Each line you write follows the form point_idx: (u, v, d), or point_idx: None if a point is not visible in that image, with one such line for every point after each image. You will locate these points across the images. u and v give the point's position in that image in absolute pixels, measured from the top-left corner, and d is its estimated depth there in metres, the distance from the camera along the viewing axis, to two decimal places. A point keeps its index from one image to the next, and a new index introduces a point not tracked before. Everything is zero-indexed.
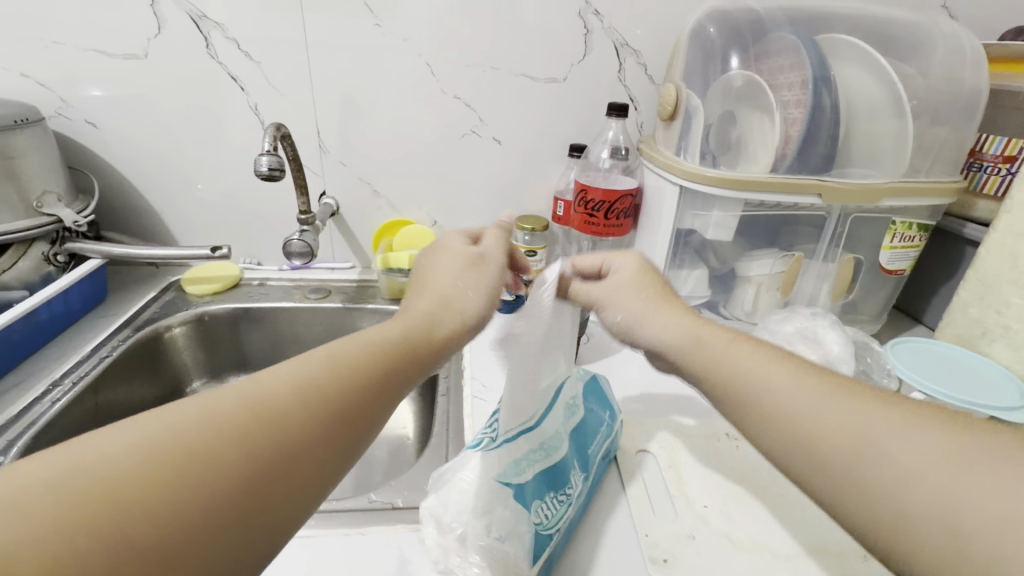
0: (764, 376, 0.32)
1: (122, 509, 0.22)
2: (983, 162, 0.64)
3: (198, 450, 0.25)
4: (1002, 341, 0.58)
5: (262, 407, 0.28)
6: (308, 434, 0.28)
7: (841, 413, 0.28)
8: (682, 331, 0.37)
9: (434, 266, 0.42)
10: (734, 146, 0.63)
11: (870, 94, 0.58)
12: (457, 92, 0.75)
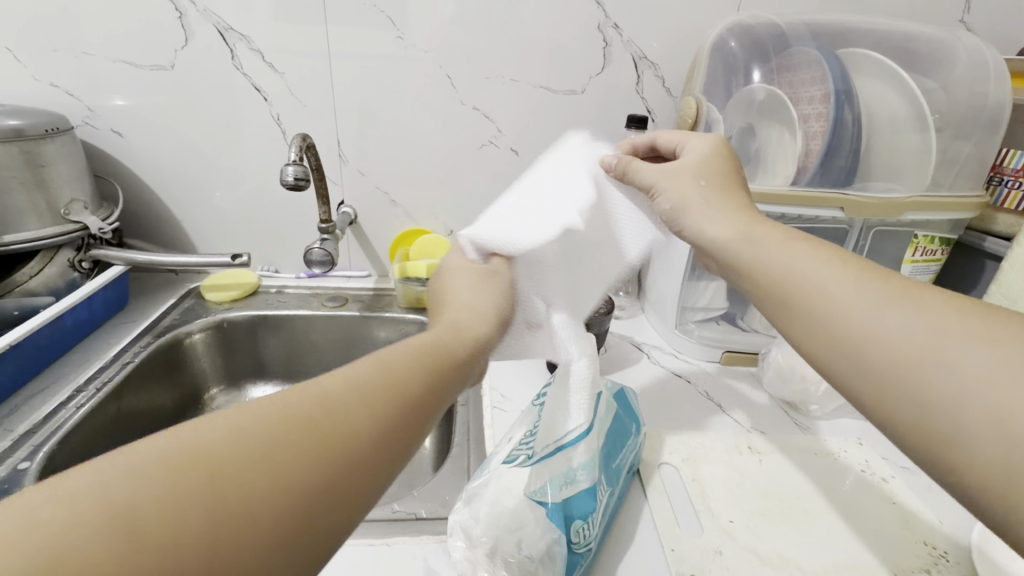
0: (827, 284, 0.31)
1: (186, 511, 0.20)
2: (1004, 176, 0.63)
3: (268, 442, 0.22)
4: None
5: (328, 401, 0.25)
6: (377, 423, 0.26)
7: (907, 324, 0.28)
8: (741, 233, 0.38)
9: (447, 285, 0.40)
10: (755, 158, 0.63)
11: (893, 108, 0.58)
12: (476, 104, 0.76)
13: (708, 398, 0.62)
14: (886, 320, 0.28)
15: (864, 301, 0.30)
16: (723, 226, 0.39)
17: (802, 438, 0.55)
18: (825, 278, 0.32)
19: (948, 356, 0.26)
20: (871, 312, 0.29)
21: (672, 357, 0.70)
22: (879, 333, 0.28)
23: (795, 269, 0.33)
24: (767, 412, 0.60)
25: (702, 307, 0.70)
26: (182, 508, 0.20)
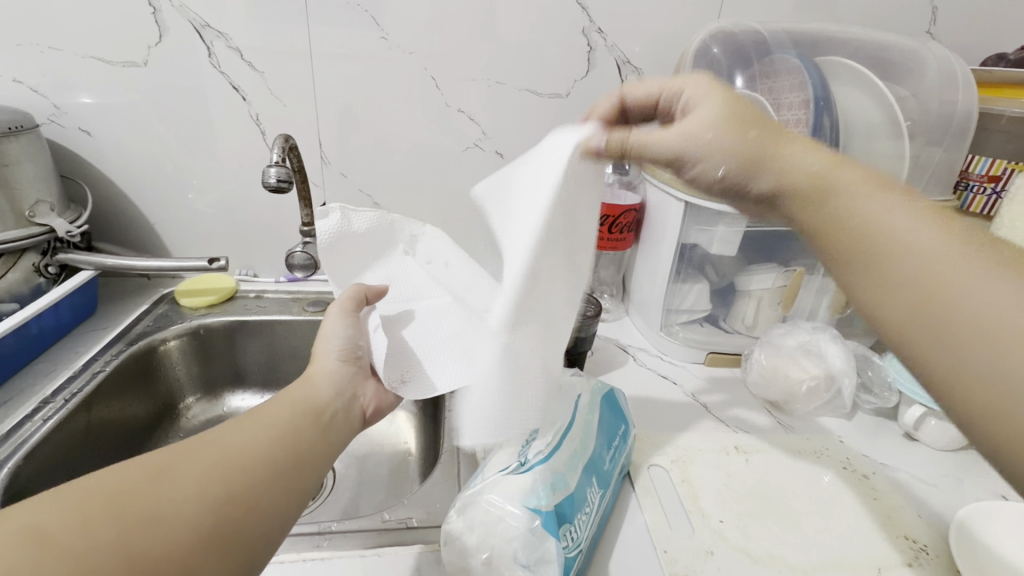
0: (885, 216, 0.32)
1: (92, 523, 0.26)
2: (970, 182, 0.66)
3: (169, 471, 0.29)
4: None
5: (224, 440, 0.32)
6: (263, 457, 0.33)
7: (970, 269, 0.29)
8: (804, 162, 0.36)
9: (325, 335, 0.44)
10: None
11: (869, 115, 0.60)
12: (461, 106, 0.75)
13: (695, 399, 0.63)
14: (947, 273, 0.29)
15: (928, 239, 0.31)
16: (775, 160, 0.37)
17: (789, 437, 0.57)
18: (897, 228, 0.32)
19: (999, 312, 0.27)
20: (924, 255, 0.30)
21: (658, 360, 0.71)
22: (942, 279, 0.29)
23: (858, 209, 0.33)
24: (752, 413, 0.61)
25: (684, 309, 0.71)
26: (84, 525, 0.26)
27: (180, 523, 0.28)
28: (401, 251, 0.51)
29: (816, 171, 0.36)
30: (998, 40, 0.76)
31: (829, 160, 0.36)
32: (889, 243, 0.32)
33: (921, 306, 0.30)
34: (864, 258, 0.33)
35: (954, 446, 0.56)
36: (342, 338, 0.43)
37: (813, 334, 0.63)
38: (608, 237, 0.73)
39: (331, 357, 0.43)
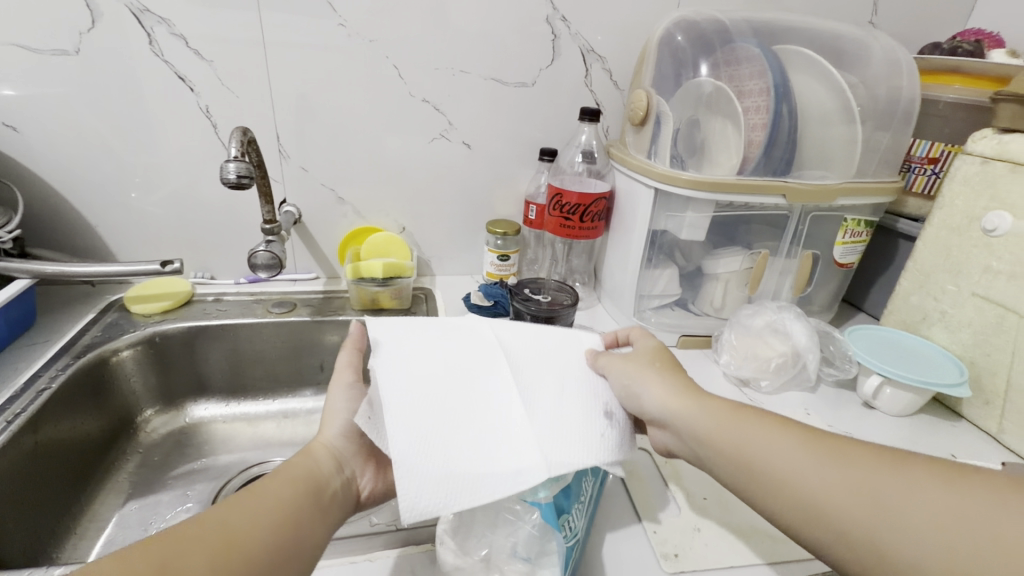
0: (772, 458, 0.34)
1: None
2: (913, 164, 0.71)
3: (167, 563, 0.28)
4: (940, 324, 0.63)
5: (224, 525, 0.30)
6: (265, 545, 0.31)
7: (841, 476, 0.32)
8: (695, 405, 0.38)
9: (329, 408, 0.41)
10: (707, 149, 0.65)
11: (823, 102, 0.62)
12: (425, 95, 0.73)
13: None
14: (793, 465, 0.34)
15: (812, 475, 0.33)
16: (677, 412, 0.39)
17: None
18: (763, 441, 0.35)
19: (837, 493, 0.32)
20: (812, 496, 0.32)
21: None
22: (799, 484, 0.33)
23: (740, 433, 0.36)
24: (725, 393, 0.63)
25: (656, 294, 0.73)
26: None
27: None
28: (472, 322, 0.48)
29: (722, 427, 0.37)
30: (934, 29, 0.81)
31: (720, 411, 0.38)
32: (776, 476, 0.34)
33: (845, 534, 0.31)
34: (735, 457, 0.36)
35: (907, 410, 0.60)
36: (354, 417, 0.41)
37: (778, 312, 0.65)
38: (580, 226, 0.73)
39: (340, 433, 0.40)
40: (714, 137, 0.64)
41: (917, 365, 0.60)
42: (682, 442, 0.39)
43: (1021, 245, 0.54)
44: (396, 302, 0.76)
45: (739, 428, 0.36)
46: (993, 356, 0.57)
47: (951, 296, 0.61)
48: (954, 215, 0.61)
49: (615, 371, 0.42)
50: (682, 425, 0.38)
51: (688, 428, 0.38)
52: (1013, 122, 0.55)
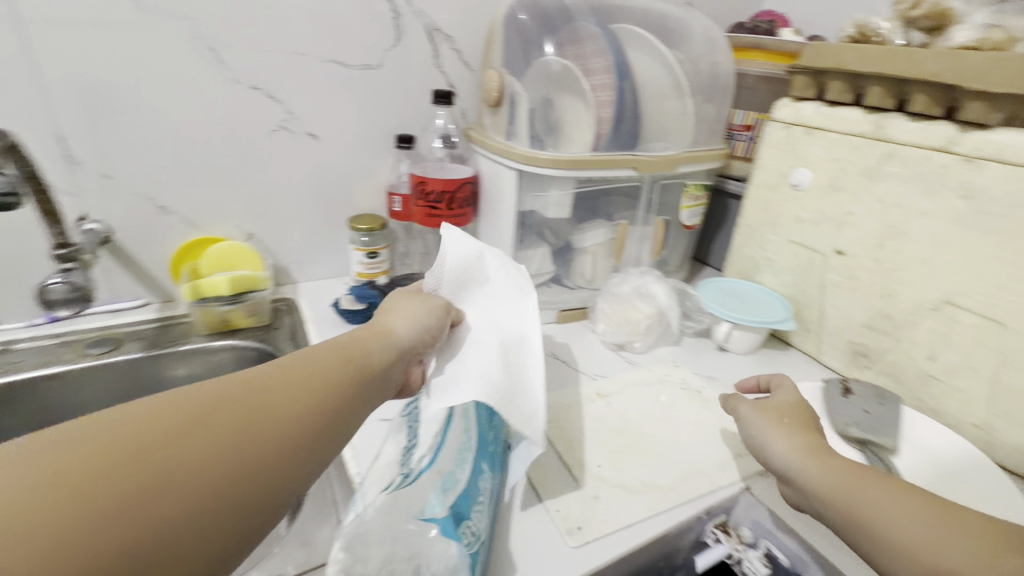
0: (888, 515, 0.33)
1: (95, 481, 0.22)
2: (734, 131, 0.80)
3: (184, 424, 0.25)
4: (768, 270, 0.73)
5: (248, 396, 0.28)
6: (292, 423, 0.28)
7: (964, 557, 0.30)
8: (816, 461, 0.39)
9: (393, 309, 0.42)
10: (563, 127, 0.66)
11: (658, 78, 0.67)
12: (254, 82, 0.64)
13: (557, 359, 0.66)
14: (913, 534, 0.32)
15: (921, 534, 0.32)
16: (793, 457, 0.40)
17: (637, 376, 0.63)
18: (883, 503, 0.34)
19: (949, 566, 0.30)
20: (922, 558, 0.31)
21: None
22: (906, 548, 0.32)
23: (860, 489, 0.36)
24: (605, 360, 0.67)
25: (532, 273, 0.74)
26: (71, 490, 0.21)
27: (195, 493, 0.23)
28: (524, 294, 0.50)
29: (837, 475, 0.37)
30: (737, 10, 0.91)
31: (841, 469, 0.38)
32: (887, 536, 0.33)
33: None
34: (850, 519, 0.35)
35: (751, 348, 0.69)
36: (422, 317, 0.42)
37: (641, 278, 0.70)
38: (448, 214, 0.70)
39: (408, 326, 0.40)
40: (567, 116, 0.66)
41: (754, 307, 0.69)
42: (801, 493, 0.39)
43: (820, 196, 0.64)
44: (252, 319, 0.67)
45: (852, 484, 0.36)
46: (809, 292, 0.68)
47: (773, 244, 0.71)
48: (770, 174, 0.70)
49: (756, 416, 0.45)
50: (797, 471, 0.40)
51: (805, 473, 0.39)
52: (804, 91, 0.65)
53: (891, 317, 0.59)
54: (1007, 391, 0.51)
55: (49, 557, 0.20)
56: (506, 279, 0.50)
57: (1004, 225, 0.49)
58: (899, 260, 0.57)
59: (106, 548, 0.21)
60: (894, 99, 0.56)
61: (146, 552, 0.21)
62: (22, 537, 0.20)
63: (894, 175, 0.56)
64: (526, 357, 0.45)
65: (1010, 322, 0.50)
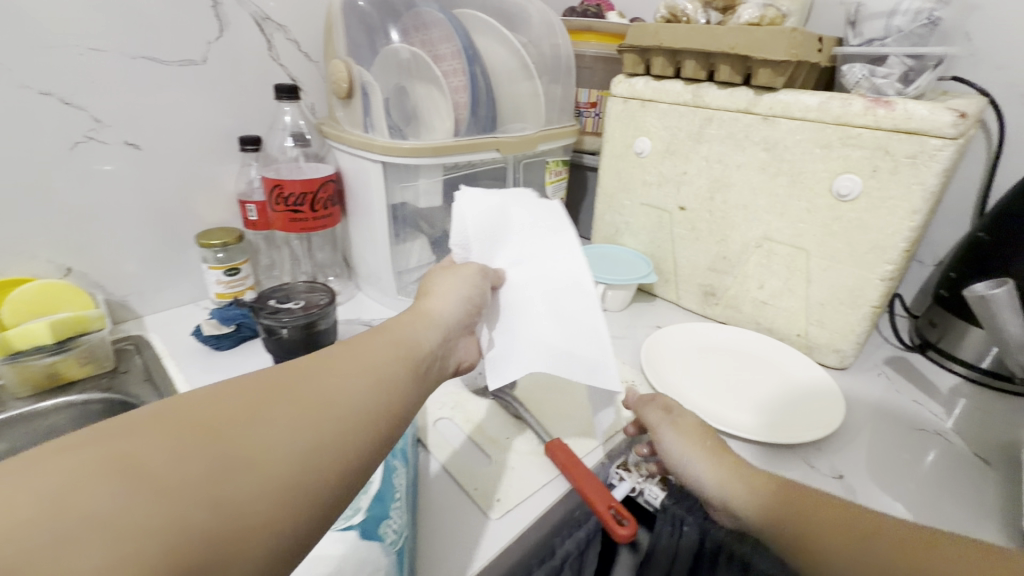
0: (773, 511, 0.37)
1: (179, 458, 0.23)
2: (581, 109, 0.88)
3: (257, 408, 0.27)
4: (628, 232, 0.80)
5: (317, 378, 0.30)
6: (355, 401, 0.31)
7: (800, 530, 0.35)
8: (750, 490, 0.38)
9: (439, 287, 0.46)
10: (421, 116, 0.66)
11: (507, 62, 0.70)
12: (41, 86, 0.53)
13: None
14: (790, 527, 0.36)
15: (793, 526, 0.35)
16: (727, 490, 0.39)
17: None
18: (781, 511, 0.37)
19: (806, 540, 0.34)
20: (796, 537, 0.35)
21: None
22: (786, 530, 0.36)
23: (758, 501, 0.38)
24: None
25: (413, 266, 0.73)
26: (160, 464, 0.22)
27: (282, 472, 0.25)
28: (565, 236, 0.48)
29: (770, 501, 0.37)
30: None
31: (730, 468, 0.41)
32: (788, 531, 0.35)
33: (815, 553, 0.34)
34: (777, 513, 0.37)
35: (624, 304, 0.76)
36: (465, 288, 0.46)
37: None
38: (314, 216, 0.66)
39: (450, 302, 0.44)
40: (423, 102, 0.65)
41: (621, 267, 0.76)
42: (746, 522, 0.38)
43: (659, 161, 0.72)
44: (89, 368, 0.57)
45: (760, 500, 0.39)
46: (663, 246, 0.76)
47: (629, 209, 0.79)
48: (617, 146, 0.77)
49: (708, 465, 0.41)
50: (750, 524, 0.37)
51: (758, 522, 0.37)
52: (634, 68, 0.72)
53: (728, 258, 0.69)
54: (816, 303, 0.63)
55: (159, 526, 0.20)
56: (535, 224, 0.49)
57: (796, 170, 0.60)
58: (727, 209, 0.67)
59: (205, 520, 0.22)
60: (705, 71, 0.64)
61: (243, 524, 0.23)
62: (123, 502, 0.20)
63: (714, 137, 0.66)
64: (549, 302, 0.46)
65: (810, 248, 0.61)
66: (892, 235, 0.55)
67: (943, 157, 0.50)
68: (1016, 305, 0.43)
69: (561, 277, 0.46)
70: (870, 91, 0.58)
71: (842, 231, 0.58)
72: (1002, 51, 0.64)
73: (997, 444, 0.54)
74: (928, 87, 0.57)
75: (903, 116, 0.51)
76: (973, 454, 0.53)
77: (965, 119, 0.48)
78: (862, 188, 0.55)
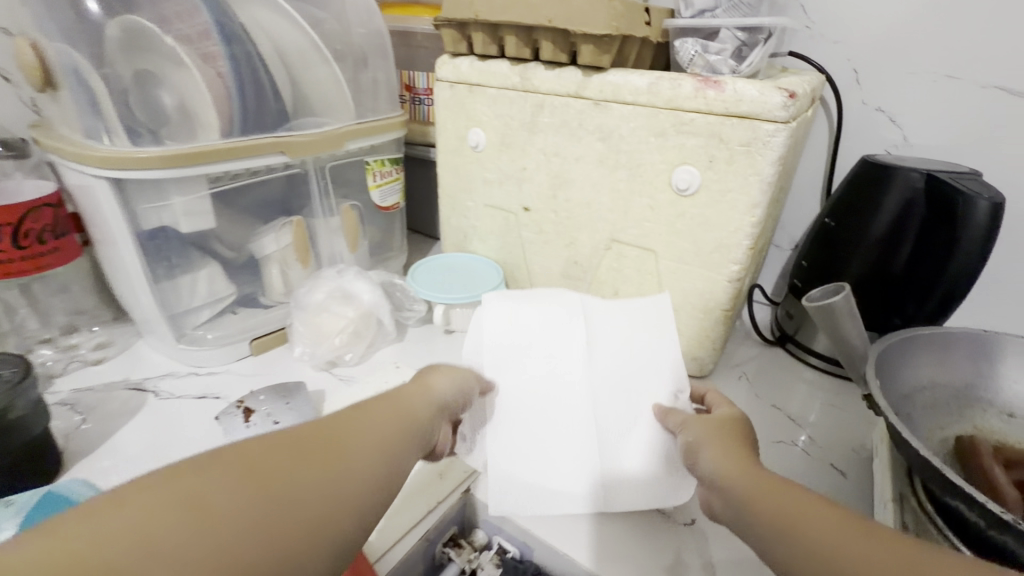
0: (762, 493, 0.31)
1: (230, 506, 0.25)
2: (420, 95, 0.76)
3: (305, 459, 0.28)
4: (476, 238, 0.70)
5: (348, 426, 0.32)
6: (383, 455, 0.32)
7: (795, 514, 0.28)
8: (745, 469, 0.33)
9: (449, 367, 0.42)
10: (177, 116, 0.50)
11: (294, 41, 0.56)
12: None
13: (237, 409, 0.48)
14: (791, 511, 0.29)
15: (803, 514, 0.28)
16: (719, 469, 0.34)
17: (349, 396, 0.54)
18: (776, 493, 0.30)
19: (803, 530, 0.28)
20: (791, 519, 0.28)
21: (191, 379, 0.56)
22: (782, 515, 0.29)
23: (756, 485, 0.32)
24: (313, 384, 0.56)
25: (197, 305, 0.57)
26: (250, 499, 0.25)
27: (324, 528, 0.27)
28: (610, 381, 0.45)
29: (761, 482, 0.32)
30: None
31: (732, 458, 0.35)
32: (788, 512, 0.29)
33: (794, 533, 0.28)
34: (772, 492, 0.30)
35: None
36: (460, 386, 0.41)
37: (335, 279, 0.60)
38: (29, 254, 0.50)
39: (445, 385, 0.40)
40: (180, 96, 0.49)
41: (466, 281, 0.65)
42: (729, 507, 0.32)
43: (496, 155, 0.62)
44: None
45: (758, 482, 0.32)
46: (513, 253, 0.67)
47: (474, 211, 0.68)
48: (450, 139, 0.66)
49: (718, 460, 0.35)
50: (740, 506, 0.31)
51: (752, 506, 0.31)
52: (456, 47, 0.60)
53: (580, 263, 0.61)
54: (670, 309, 0.56)
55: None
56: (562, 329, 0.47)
57: (634, 162, 0.52)
58: (571, 208, 0.59)
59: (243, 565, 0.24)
60: (529, 48, 0.54)
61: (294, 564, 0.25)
62: (176, 553, 0.22)
63: (548, 126, 0.56)
64: (550, 447, 0.42)
65: (658, 249, 0.54)
66: (735, 232, 0.49)
67: (776, 143, 0.44)
68: (855, 314, 0.38)
69: (579, 429, 0.43)
70: (705, 70, 0.51)
71: (686, 229, 0.51)
72: (835, 25, 0.61)
73: (851, 447, 0.51)
74: (762, 64, 0.51)
75: (734, 98, 0.44)
76: (830, 465, 0.48)
77: (794, 100, 0.43)
78: (701, 181, 0.49)
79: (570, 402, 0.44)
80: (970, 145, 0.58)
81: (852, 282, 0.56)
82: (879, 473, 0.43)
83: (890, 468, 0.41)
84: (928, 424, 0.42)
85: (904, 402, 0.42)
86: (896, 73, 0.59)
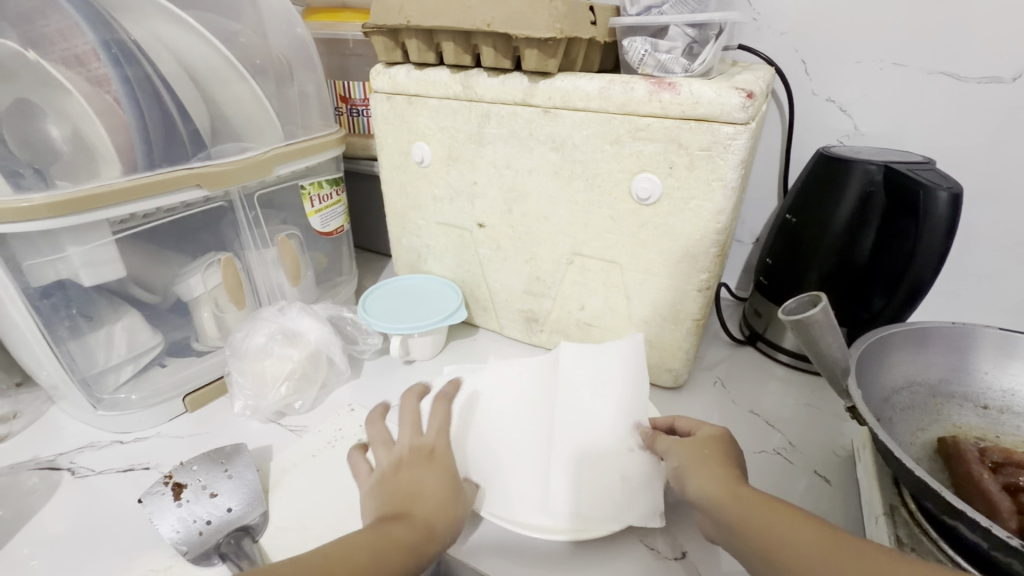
0: (750, 517, 0.33)
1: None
2: (358, 106, 0.70)
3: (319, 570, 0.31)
4: (431, 257, 0.65)
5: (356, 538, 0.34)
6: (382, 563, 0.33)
7: (789, 539, 0.30)
8: (725, 492, 0.35)
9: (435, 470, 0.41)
10: (72, 151, 0.42)
11: (203, 57, 0.49)
12: None
13: (166, 486, 0.42)
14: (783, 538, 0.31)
15: (794, 537, 0.30)
16: (704, 495, 0.36)
17: (298, 453, 0.48)
18: (769, 520, 0.32)
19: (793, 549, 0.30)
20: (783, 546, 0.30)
21: (116, 450, 0.50)
22: (775, 544, 0.31)
23: (744, 508, 0.33)
24: (258, 439, 0.50)
25: (117, 364, 0.50)
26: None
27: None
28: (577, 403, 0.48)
29: (739, 504, 0.34)
30: None
31: (711, 480, 0.36)
32: (780, 543, 0.31)
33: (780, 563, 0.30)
34: (757, 514, 0.32)
35: (436, 348, 0.62)
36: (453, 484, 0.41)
37: (274, 319, 0.54)
38: None
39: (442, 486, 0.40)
40: (73, 127, 0.42)
41: (422, 306, 0.60)
42: (715, 529, 0.35)
43: (443, 170, 0.58)
44: None
45: (746, 508, 0.33)
46: (471, 272, 0.63)
47: (426, 230, 0.63)
48: (393, 154, 0.61)
49: (703, 482, 0.37)
50: (724, 529, 0.34)
51: (737, 527, 0.33)
52: (390, 56, 0.55)
53: (543, 278, 0.58)
54: (640, 321, 0.54)
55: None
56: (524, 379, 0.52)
57: (591, 172, 0.49)
58: (528, 223, 0.55)
59: None
60: (469, 55, 0.50)
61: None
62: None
63: (496, 137, 0.52)
64: (537, 477, 0.44)
65: (623, 261, 0.51)
66: (701, 240, 0.46)
67: (737, 146, 0.42)
68: (835, 326, 0.36)
69: (543, 448, 0.46)
70: (657, 69, 0.48)
71: (650, 239, 0.49)
72: (781, 16, 0.59)
73: (831, 450, 0.50)
74: (715, 61, 0.49)
75: (690, 100, 0.42)
76: (813, 473, 0.48)
77: (752, 100, 0.40)
78: (662, 189, 0.46)
79: (528, 424, 0.48)
80: (919, 131, 0.58)
81: (818, 276, 0.55)
82: (864, 481, 0.41)
83: (876, 477, 0.40)
84: (910, 426, 0.41)
85: (885, 405, 0.41)
86: (843, 62, 0.58)
